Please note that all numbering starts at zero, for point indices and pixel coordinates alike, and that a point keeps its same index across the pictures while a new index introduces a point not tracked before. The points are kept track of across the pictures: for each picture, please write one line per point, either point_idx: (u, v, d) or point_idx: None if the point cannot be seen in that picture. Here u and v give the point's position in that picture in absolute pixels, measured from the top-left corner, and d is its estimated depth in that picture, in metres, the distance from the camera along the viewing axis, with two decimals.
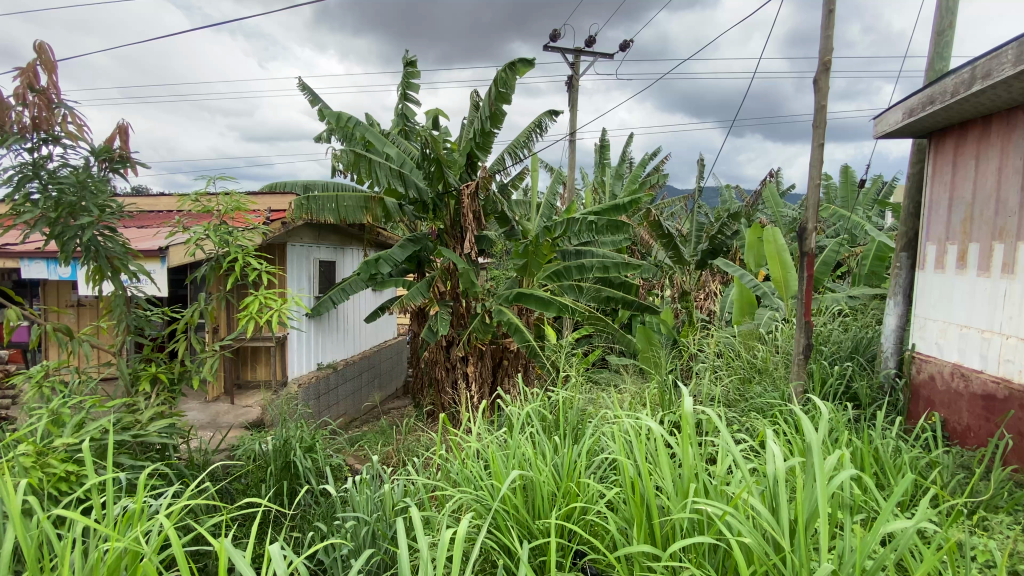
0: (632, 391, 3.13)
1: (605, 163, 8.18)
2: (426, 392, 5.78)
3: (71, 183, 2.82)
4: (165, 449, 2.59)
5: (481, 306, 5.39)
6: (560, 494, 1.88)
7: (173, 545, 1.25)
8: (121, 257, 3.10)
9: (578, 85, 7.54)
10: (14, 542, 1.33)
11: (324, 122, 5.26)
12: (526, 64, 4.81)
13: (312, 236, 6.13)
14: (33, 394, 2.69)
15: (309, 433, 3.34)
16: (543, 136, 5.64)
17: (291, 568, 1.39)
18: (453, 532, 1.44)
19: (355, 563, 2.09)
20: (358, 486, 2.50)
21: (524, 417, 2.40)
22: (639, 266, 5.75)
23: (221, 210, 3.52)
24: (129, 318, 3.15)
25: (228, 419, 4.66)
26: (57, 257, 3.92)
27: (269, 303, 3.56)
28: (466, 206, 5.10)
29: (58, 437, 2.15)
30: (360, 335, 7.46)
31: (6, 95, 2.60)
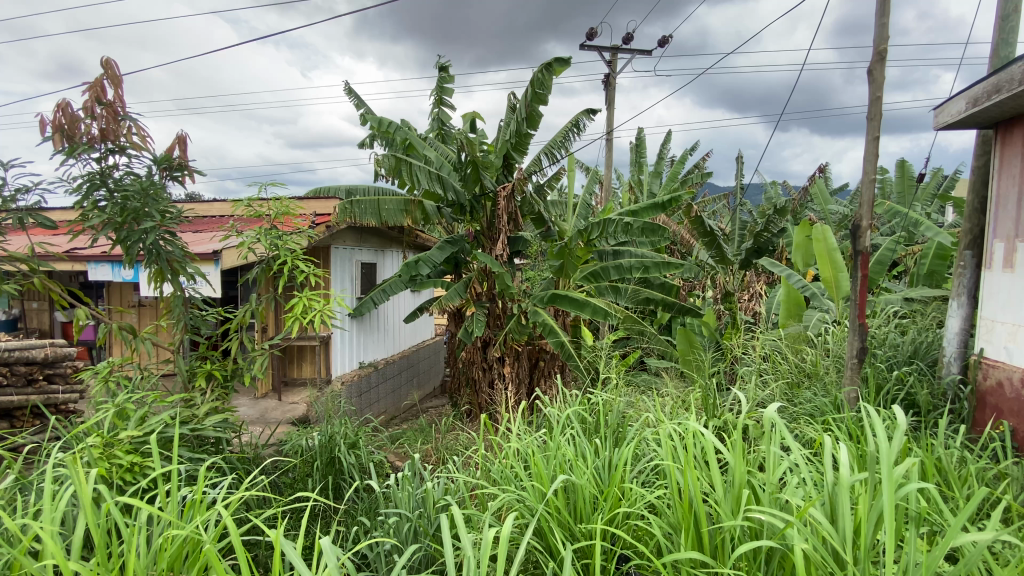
0: (674, 394, 3.06)
1: (643, 161, 8.06)
2: (463, 392, 5.84)
3: (135, 190, 3.00)
4: (219, 442, 2.72)
5: (517, 307, 5.40)
6: (603, 498, 1.85)
7: (232, 534, 1.30)
8: (180, 259, 3.27)
9: (615, 83, 7.45)
10: (87, 528, 1.41)
11: (366, 127, 5.41)
12: (562, 64, 4.79)
13: (354, 239, 6.30)
14: (101, 388, 2.88)
15: (353, 430, 3.43)
16: (580, 136, 5.60)
17: (341, 561, 1.43)
18: (497, 532, 1.43)
19: (398, 559, 2.13)
20: (400, 483, 2.55)
21: (563, 419, 2.38)
22: (680, 266, 5.63)
23: (271, 214, 3.68)
24: (186, 318, 3.33)
25: (276, 415, 4.86)
26: (122, 261, 4.19)
27: (314, 304, 3.67)
28: (503, 207, 5.12)
29: (124, 429, 2.29)
30: (399, 336, 7.61)
31: (76, 108, 2.79)
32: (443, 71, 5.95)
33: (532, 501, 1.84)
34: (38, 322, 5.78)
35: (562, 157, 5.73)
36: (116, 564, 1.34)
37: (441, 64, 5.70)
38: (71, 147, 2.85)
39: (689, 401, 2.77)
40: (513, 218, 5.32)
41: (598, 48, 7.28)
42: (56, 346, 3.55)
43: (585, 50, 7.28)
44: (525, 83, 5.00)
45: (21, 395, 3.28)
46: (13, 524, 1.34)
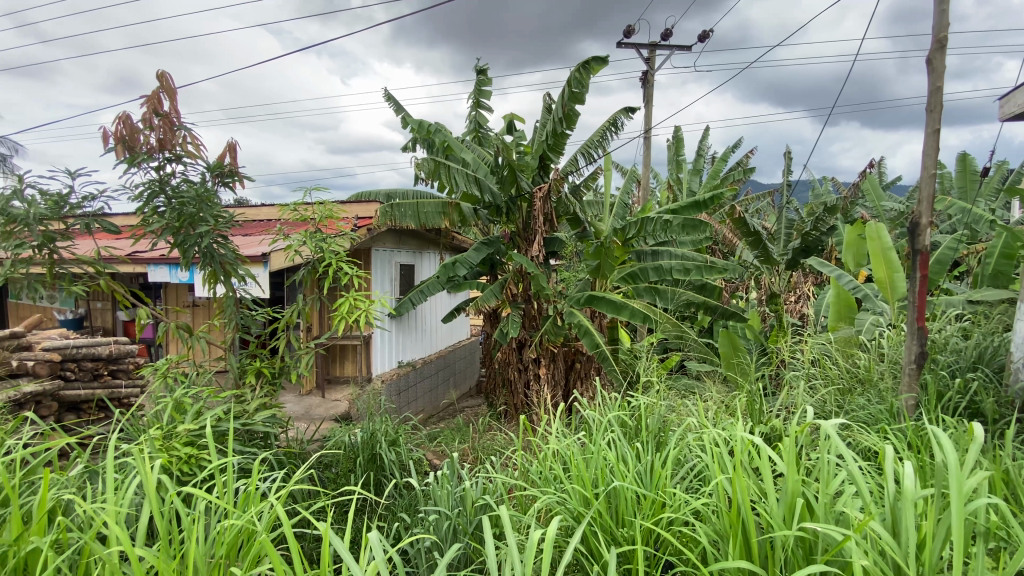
0: (718, 399, 2.97)
1: (683, 159, 7.88)
2: (499, 392, 5.87)
3: (191, 197, 3.17)
4: (268, 437, 2.82)
5: (553, 308, 5.36)
6: (646, 502, 1.82)
7: (285, 526, 1.34)
8: (231, 261, 3.43)
9: (653, 80, 7.31)
10: (151, 515, 1.49)
11: (405, 132, 5.52)
12: (600, 63, 4.75)
13: (394, 241, 6.43)
14: (160, 384, 3.04)
15: (393, 427, 3.50)
16: (618, 135, 5.54)
17: (387, 555, 1.46)
18: (541, 534, 1.43)
19: (439, 556, 2.15)
20: (439, 481, 2.59)
21: (603, 422, 2.35)
22: (723, 268, 5.48)
23: (316, 218, 3.80)
24: (237, 317, 3.48)
25: (320, 411, 5.02)
26: (178, 263, 4.42)
27: (357, 304, 3.77)
28: (539, 207, 5.10)
29: (181, 423, 2.43)
30: (436, 336, 7.71)
31: (136, 120, 2.97)
32: (481, 74, 6.00)
33: (574, 503, 1.82)
34: (102, 320, 6.16)
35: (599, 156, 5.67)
36: (179, 551, 1.41)
37: (478, 67, 5.75)
38: (132, 157, 3.03)
39: (735, 406, 2.68)
40: (549, 219, 5.30)
41: (636, 45, 7.16)
42: (120, 343, 3.78)
43: (622, 47, 7.18)
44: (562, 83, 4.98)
45: (89, 389, 3.50)
46: (85, 509, 1.42)
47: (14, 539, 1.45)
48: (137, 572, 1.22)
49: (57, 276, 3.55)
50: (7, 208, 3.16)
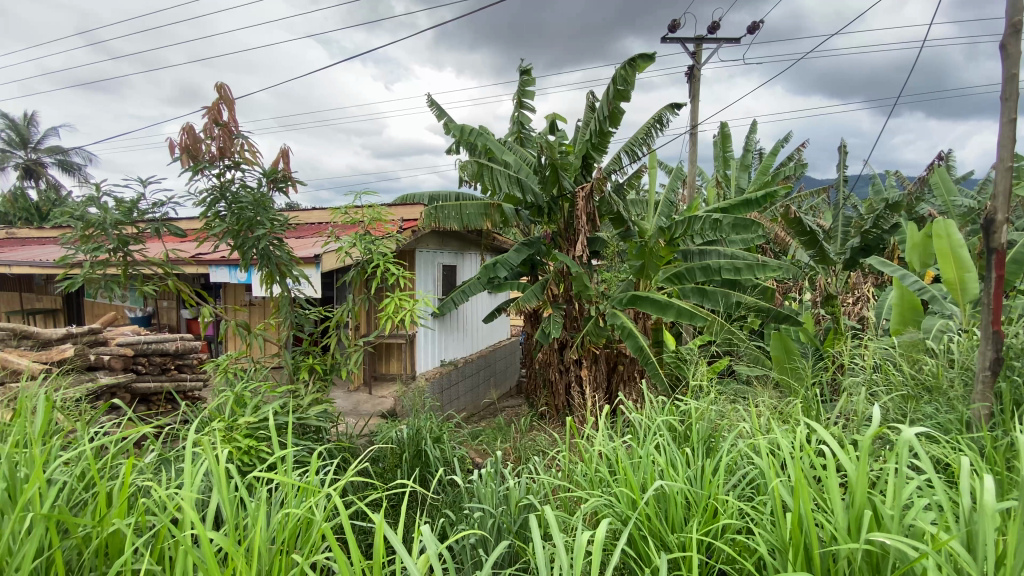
0: (770, 405, 2.85)
1: (730, 156, 7.63)
2: (540, 393, 5.88)
3: (249, 202, 3.34)
4: (320, 431, 2.93)
5: (595, 309, 5.30)
6: (697, 508, 1.77)
7: (341, 516, 1.39)
8: (286, 262, 3.59)
9: (699, 75, 7.11)
10: (220, 501, 1.57)
11: (449, 135, 5.61)
12: (646, 60, 4.67)
13: (437, 242, 6.55)
14: (222, 378, 3.23)
15: (438, 425, 3.58)
16: (663, 132, 5.42)
17: (438, 549, 1.49)
18: (590, 536, 1.42)
19: (483, 552, 2.16)
20: (483, 479, 2.61)
21: (651, 425, 2.30)
22: (776, 267, 5.28)
23: (365, 221, 3.92)
24: (292, 316, 3.65)
25: (367, 407, 5.18)
26: (237, 264, 4.66)
27: (403, 304, 3.87)
28: (581, 207, 5.06)
29: (241, 416, 2.56)
30: (477, 336, 7.79)
31: (199, 131, 3.15)
32: (523, 75, 6.01)
33: (622, 507, 1.80)
34: (168, 318, 6.61)
35: (643, 154, 5.58)
36: (245, 537, 1.49)
37: (519, 68, 5.78)
38: (197, 165, 3.22)
39: (790, 413, 2.57)
40: (592, 219, 5.25)
41: (681, 39, 6.99)
42: (185, 340, 4.01)
43: (666, 42, 7.03)
44: (606, 81, 4.93)
45: (158, 382, 3.75)
46: (162, 494, 1.52)
47: (99, 519, 1.57)
48: (208, 553, 1.30)
49: (130, 277, 3.83)
50: (87, 214, 3.43)
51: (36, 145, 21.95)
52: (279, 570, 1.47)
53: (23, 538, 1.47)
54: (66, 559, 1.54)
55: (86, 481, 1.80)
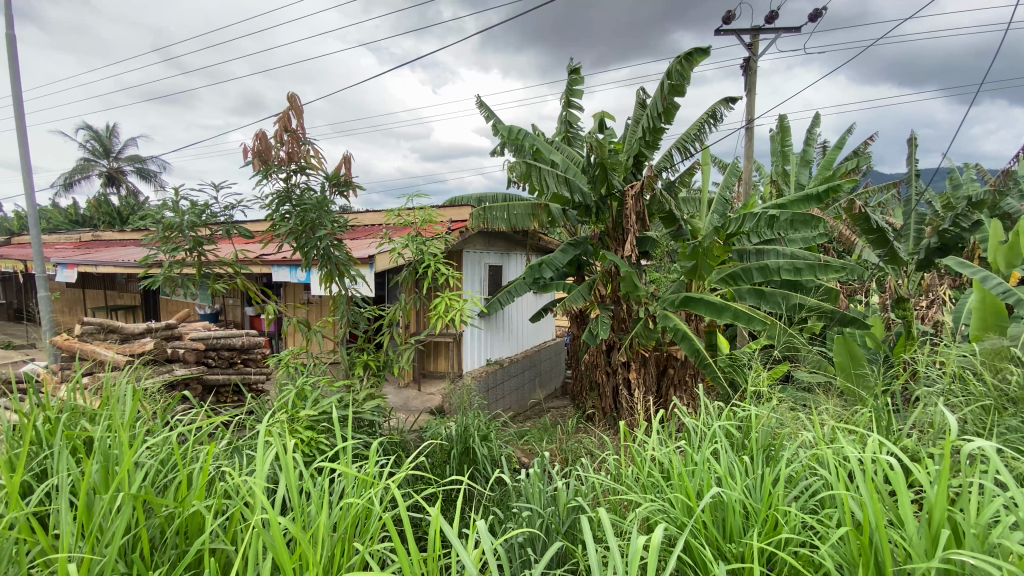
0: (834, 414, 2.70)
1: (789, 151, 7.28)
2: (588, 396, 5.83)
3: (313, 204, 3.51)
4: (374, 425, 3.04)
5: (645, 311, 5.20)
6: (757, 517, 1.71)
7: (400, 508, 1.44)
8: (344, 262, 3.74)
9: (755, 67, 6.83)
10: (288, 488, 1.66)
11: (498, 136, 5.66)
12: (702, 53, 4.54)
13: (484, 242, 6.62)
14: (284, 372, 3.41)
15: (485, 423, 3.63)
16: (718, 126, 5.25)
17: (492, 546, 1.51)
18: (647, 540, 1.40)
19: (533, 552, 2.17)
20: (531, 479, 2.61)
21: (706, 431, 2.24)
22: (841, 267, 5.01)
23: (417, 222, 4.03)
24: (348, 313, 3.82)
25: (416, 404, 5.34)
26: (297, 264, 4.91)
27: (452, 303, 3.94)
28: (631, 206, 4.98)
29: (303, 408, 2.70)
30: (523, 336, 7.82)
31: (270, 137, 3.33)
32: (573, 74, 5.99)
33: (677, 513, 1.76)
34: (234, 315, 7.05)
35: (697, 151, 5.43)
36: (310, 522, 1.57)
37: (569, 67, 5.76)
38: (267, 169, 3.41)
39: (856, 422, 2.42)
40: (642, 218, 5.16)
41: (736, 31, 6.73)
42: (251, 335, 4.25)
43: (720, 35, 6.79)
44: (660, 77, 4.83)
45: (226, 375, 4.00)
46: (236, 480, 1.63)
47: (181, 500, 1.70)
48: (277, 537, 1.37)
49: (202, 275, 4.10)
50: (167, 217, 3.71)
51: (117, 154, 23.82)
52: (341, 557, 1.53)
53: (115, 516, 1.60)
54: (151, 536, 1.67)
55: (169, 465, 1.95)
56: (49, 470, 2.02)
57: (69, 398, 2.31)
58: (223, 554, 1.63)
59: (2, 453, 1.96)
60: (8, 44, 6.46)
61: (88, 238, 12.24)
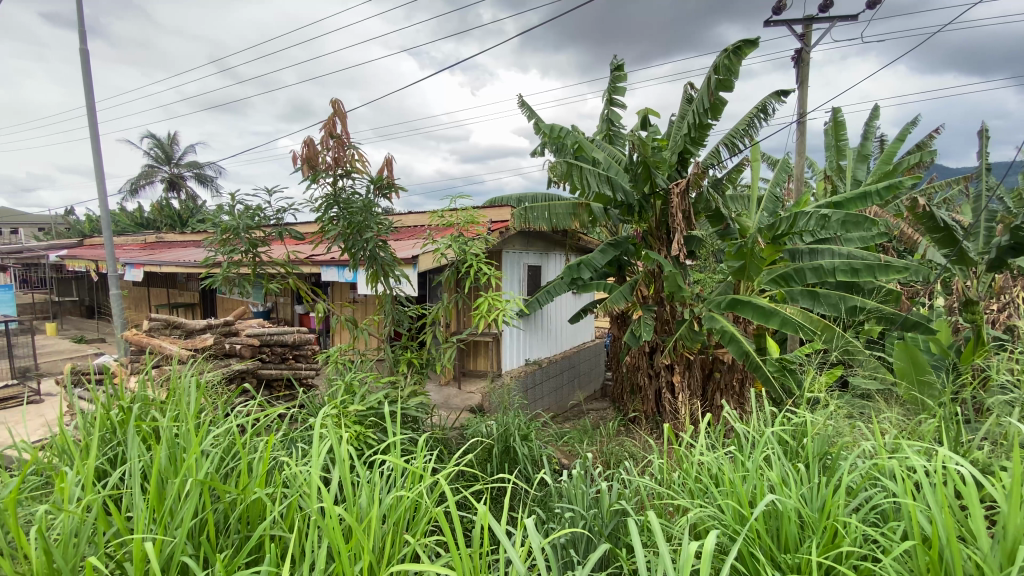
0: (896, 423, 2.56)
1: (844, 145, 6.94)
2: (629, 399, 5.75)
3: (358, 206, 3.62)
4: (418, 421, 3.11)
5: (690, 312, 5.08)
6: (815, 527, 1.64)
7: (451, 502, 1.47)
8: (390, 263, 3.84)
9: (808, 58, 6.54)
10: (342, 479, 1.72)
11: (539, 135, 5.66)
12: (752, 46, 4.39)
13: (524, 243, 6.64)
14: (332, 368, 3.53)
15: (525, 422, 3.64)
16: (768, 121, 5.06)
17: (539, 543, 1.51)
18: (698, 546, 1.36)
19: (576, 553, 2.16)
20: (573, 480, 2.60)
21: (757, 437, 2.16)
22: (904, 268, 4.71)
23: (459, 223, 4.08)
24: (393, 313, 3.92)
25: (457, 402, 5.42)
26: (345, 264, 5.08)
27: (494, 303, 3.97)
28: (676, 204, 4.88)
29: (352, 403, 2.79)
30: (562, 336, 7.79)
31: (317, 143, 3.45)
32: (615, 71, 5.91)
33: (729, 520, 1.71)
34: (285, 313, 7.37)
35: (745, 147, 5.26)
36: (363, 513, 1.62)
37: (611, 64, 5.70)
38: (316, 174, 3.54)
39: (921, 431, 2.28)
40: (687, 216, 5.05)
41: (787, 21, 6.47)
42: (301, 333, 4.42)
43: (770, 26, 6.54)
44: (707, 71, 4.71)
45: (279, 370, 4.17)
46: (294, 469, 1.70)
47: (242, 488, 1.78)
48: (334, 526, 1.43)
49: (257, 275, 4.30)
50: (225, 220, 3.91)
51: (178, 160, 25.31)
52: (392, 548, 1.58)
53: (183, 501, 1.70)
54: (216, 520, 1.77)
55: (230, 453, 2.06)
56: (121, 456, 2.16)
57: (140, 389, 2.46)
58: (281, 540, 1.70)
59: (81, 438, 2.12)
60: (84, 59, 6.99)
61: (153, 241, 13.08)
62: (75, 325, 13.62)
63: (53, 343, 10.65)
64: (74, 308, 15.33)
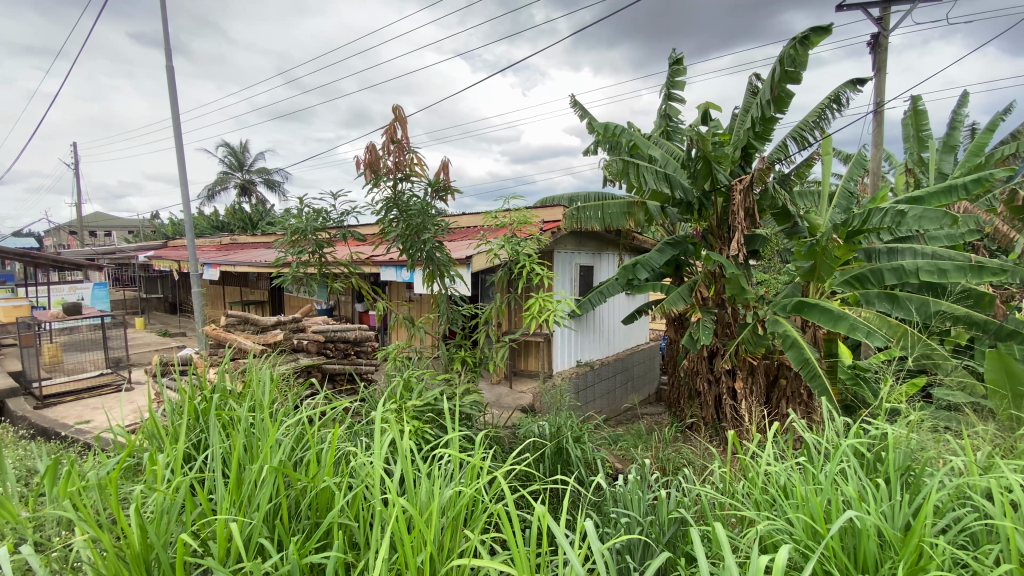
0: (991, 439, 2.32)
1: (927, 136, 6.39)
2: (687, 404, 5.57)
3: (417, 208, 3.72)
4: (472, 418, 3.17)
5: (753, 315, 4.86)
6: (897, 548, 1.53)
7: (511, 501, 1.49)
8: (445, 263, 3.91)
9: (886, 43, 6.07)
10: (404, 471, 1.77)
11: (594, 134, 5.60)
12: (822, 33, 4.14)
13: (576, 242, 6.58)
14: (390, 365, 3.65)
15: (577, 424, 3.62)
16: (841, 112, 4.76)
17: (600, 549, 1.50)
18: (770, 559, 1.30)
19: (634, 558, 2.12)
20: (629, 486, 2.54)
21: (830, 448, 2.04)
22: (1001, 270, 4.28)
23: (513, 223, 4.10)
24: (448, 312, 4.00)
25: (509, 401, 5.48)
26: (402, 264, 5.24)
27: (546, 304, 3.95)
28: (739, 202, 4.67)
29: (411, 399, 2.88)
30: (615, 338, 7.67)
31: (379, 148, 3.58)
32: (673, 65, 5.75)
33: (800, 535, 1.62)
34: (346, 310, 7.72)
35: (816, 140, 4.96)
36: (425, 506, 1.67)
37: (669, 59, 5.55)
38: (379, 178, 3.68)
39: (1020, 450, 2.07)
40: (751, 214, 4.83)
41: (863, 5, 6.04)
42: (362, 330, 4.60)
43: (842, 11, 6.14)
44: (773, 62, 4.49)
45: (342, 364, 4.34)
46: (359, 460, 1.78)
47: (312, 476, 1.88)
48: (398, 518, 1.48)
49: (323, 275, 4.50)
50: (294, 223, 4.13)
51: (249, 167, 27.00)
52: (450, 541, 1.62)
53: (259, 487, 1.81)
54: (288, 505, 1.87)
55: (301, 443, 2.18)
56: (204, 442, 2.33)
57: (220, 380, 2.66)
58: (348, 528, 1.79)
59: (170, 423, 2.30)
60: (168, 75, 7.61)
61: (229, 241, 14.08)
62: (160, 319, 14.85)
63: (142, 336, 11.68)
64: (160, 304, 16.78)
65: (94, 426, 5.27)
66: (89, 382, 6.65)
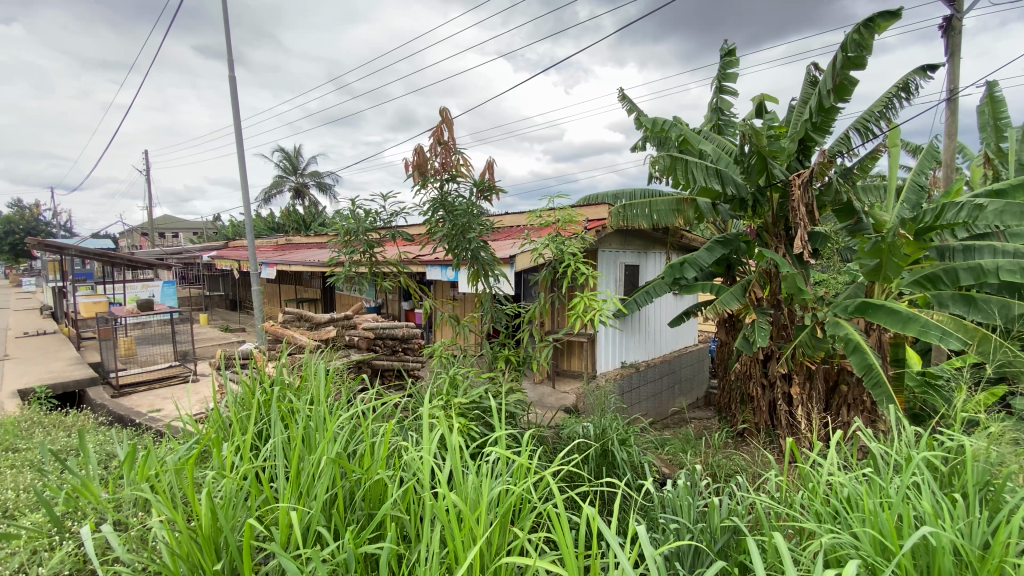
0: None
1: (1009, 124, 5.87)
2: (738, 409, 5.37)
3: (462, 208, 3.77)
4: (515, 417, 3.18)
5: (812, 317, 4.63)
6: (978, 568, 1.41)
7: (559, 499, 1.48)
8: (490, 263, 3.94)
9: (960, 24, 5.62)
10: (454, 466, 1.80)
11: (642, 130, 5.48)
12: (890, 16, 3.88)
13: (621, 241, 6.48)
14: (436, 362, 3.72)
15: (622, 426, 3.56)
16: (911, 100, 4.44)
17: (650, 553, 1.47)
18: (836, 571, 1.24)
19: (684, 565, 2.07)
20: (678, 491, 2.48)
21: (900, 460, 1.91)
22: None
23: (557, 222, 4.08)
24: (492, 311, 4.03)
25: (552, 401, 5.46)
26: (448, 264, 5.33)
27: (591, 303, 3.91)
28: (797, 197, 4.44)
29: (458, 396, 2.92)
30: (661, 338, 7.49)
31: (427, 150, 3.64)
32: (725, 57, 5.55)
33: (868, 550, 1.53)
34: (393, 308, 7.94)
35: (882, 131, 4.66)
36: (473, 501, 1.69)
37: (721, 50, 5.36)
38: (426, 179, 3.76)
39: None
40: (810, 211, 4.58)
41: None
42: (410, 327, 4.70)
43: None
44: (835, 49, 4.24)
45: (390, 361, 4.45)
46: (411, 454, 1.82)
47: (366, 469, 1.94)
48: (448, 511, 1.50)
49: (373, 274, 4.63)
50: (345, 224, 4.27)
51: (302, 170, 28.19)
52: (499, 536, 1.63)
53: (318, 478, 1.88)
54: (345, 495, 1.94)
55: (355, 435, 2.26)
56: (267, 432, 2.45)
57: (279, 373, 2.79)
58: (401, 521, 1.83)
59: (235, 414, 2.43)
60: (230, 86, 8.07)
61: (284, 241, 14.78)
62: (222, 316, 15.76)
63: (207, 331, 12.44)
64: (222, 301, 17.85)
65: (165, 414, 5.67)
66: (159, 373, 7.16)
